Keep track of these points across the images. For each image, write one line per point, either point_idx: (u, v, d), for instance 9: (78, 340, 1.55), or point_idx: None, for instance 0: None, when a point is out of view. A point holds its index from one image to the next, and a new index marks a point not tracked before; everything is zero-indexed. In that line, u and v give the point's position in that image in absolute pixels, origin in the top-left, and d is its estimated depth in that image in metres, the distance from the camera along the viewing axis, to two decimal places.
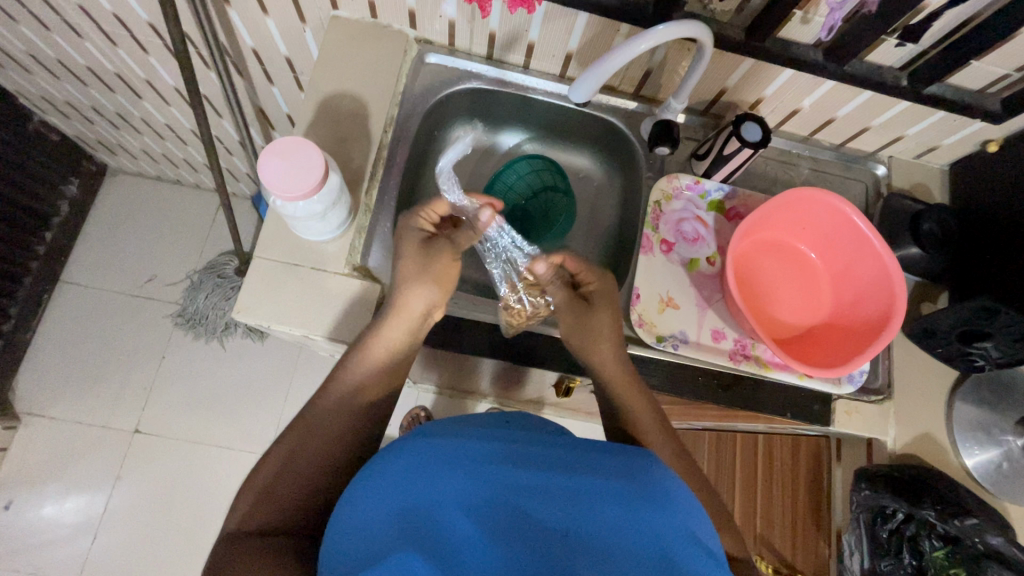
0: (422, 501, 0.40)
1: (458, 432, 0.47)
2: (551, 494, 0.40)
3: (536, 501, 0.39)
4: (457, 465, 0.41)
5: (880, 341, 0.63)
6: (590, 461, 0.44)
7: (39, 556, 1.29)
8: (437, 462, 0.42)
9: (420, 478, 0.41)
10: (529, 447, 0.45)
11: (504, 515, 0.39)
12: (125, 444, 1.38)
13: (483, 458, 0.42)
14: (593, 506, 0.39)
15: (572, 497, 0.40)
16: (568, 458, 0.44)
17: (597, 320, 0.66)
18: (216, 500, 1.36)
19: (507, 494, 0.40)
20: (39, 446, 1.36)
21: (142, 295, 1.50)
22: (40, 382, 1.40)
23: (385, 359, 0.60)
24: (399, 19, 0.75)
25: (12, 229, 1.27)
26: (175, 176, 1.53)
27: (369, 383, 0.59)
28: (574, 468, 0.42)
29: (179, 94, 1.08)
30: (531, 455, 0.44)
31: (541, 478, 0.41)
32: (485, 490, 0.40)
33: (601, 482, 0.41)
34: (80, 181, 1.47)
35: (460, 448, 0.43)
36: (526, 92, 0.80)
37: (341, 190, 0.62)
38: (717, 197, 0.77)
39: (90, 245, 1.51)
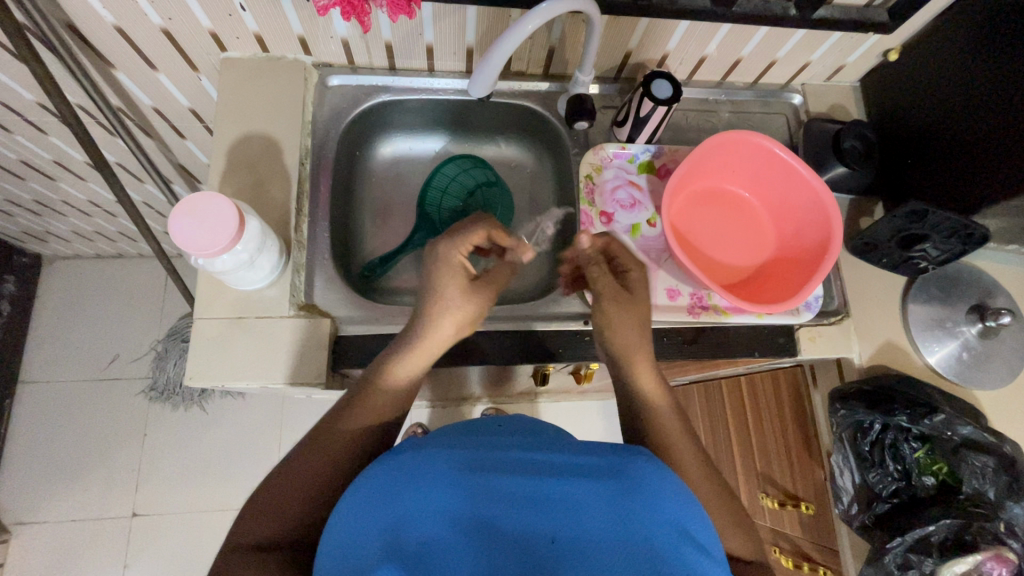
0: (402, 519, 0.38)
1: (447, 444, 0.46)
2: (541, 504, 0.39)
3: (519, 510, 0.38)
4: (439, 477, 0.40)
5: (825, 266, 0.64)
6: (581, 462, 0.42)
7: None
8: (423, 475, 0.40)
9: (401, 493, 0.39)
10: (517, 452, 0.44)
11: (489, 527, 0.37)
12: (126, 530, 1.34)
13: (469, 465, 0.41)
14: (580, 514, 0.38)
15: (558, 504, 0.39)
16: (559, 460, 0.42)
17: (635, 310, 0.64)
18: None
19: (491, 505, 0.38)
20: (36, 554, 1.31)
21: (110, 376, 1.45)
22: (21, 490, 1.35)
23: (391, 387, 0.57)
24: (291, 48, 0.73)
25: None
26: (114, 250, 1.49)
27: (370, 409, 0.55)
28: (562, 471, 0.41)
29: (92, 167, 1.04)
30: (519, 460, 0.42)
31: (528, 485, 0.40)
32: (470, 499, 0.38)
33: (587, 487, 0.39)
34: (16, 277, 1.41)
35: (445, 456, 0.42)
36: (436, 94, 0.80)
37: (256, 250, 0.60)
38: (645, 158, 0.78)
39: (44, 339, 1.46)
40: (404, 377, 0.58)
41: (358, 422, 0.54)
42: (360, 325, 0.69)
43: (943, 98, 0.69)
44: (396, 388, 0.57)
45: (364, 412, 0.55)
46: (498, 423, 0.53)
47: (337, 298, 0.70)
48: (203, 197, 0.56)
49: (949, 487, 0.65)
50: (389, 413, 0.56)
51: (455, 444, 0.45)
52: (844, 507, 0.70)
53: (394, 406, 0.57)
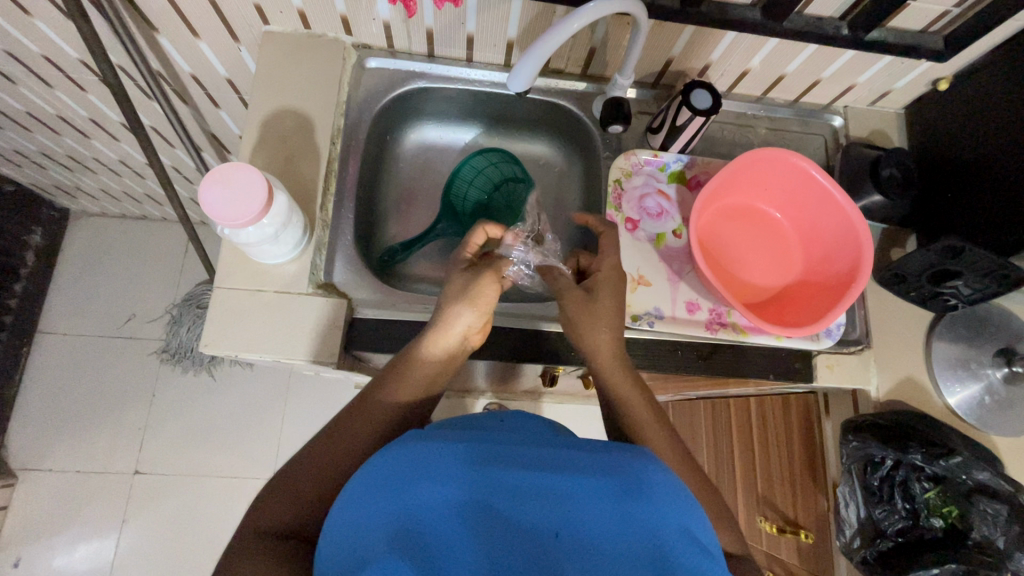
0: (404, 505, 0.38)
1: (452, 434, 0.45)
2: (542, 497, 0.38)
3: (526, 503, 0.38)
4: (442, 465, 0.39)
5: (851, 293, 0.63)
6: (585, 458, 0.42)
7: None
8: (431, 465, 0.39)
9: (408, 478, 0.39)
10: (521, 446, 0.43)
11: (489, 516, 0.37)
12: (127, 486, 1.37)
13: (473, 457, 0.40)
14: (587, 512, 0.38)
15: (563, 500, 0.38)
16: (563, 455, 0.42)
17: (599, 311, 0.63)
18: (226, 529, 1.36)
19: (497, 497, 0.38)
20: (40, 500, 1.35)
21: (124, 335, 1.48)
22: (30, 438, 1.38)
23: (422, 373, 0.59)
24: (333, 27, 0.74)
25: None
26: (140, 211, 1.51)
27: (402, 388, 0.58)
28: (568, 467, 0.40)
29: (126, 128, 1.05)
30: (525, 454, 0.42)
31: (532, 477, 0.39)
32: (472, 488, 0.38)
33: (594, 483, 0.39)
34: (43, 229, 1.44)
35: (451, 446, 0.41)
36: (472, 85, 0.79)
37: (270, 238, 0.60)
38: (677, 167, 0.77)
39: (64, 292, 1.49)
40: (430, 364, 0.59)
41: (396, 398, 0.57)
42: (376, 309, 0.69)
43: (991, 132, 0.66)
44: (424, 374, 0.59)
45: (404, 385, 0.58)
46: (504, 416, 0.53)
47: (357, 280, 0.70)
48: (236, 166, 0.57)
49: (958, 532, 0.63)
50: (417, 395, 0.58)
51: (461, 435, 0.45)
52: (846, 540, 0.69)
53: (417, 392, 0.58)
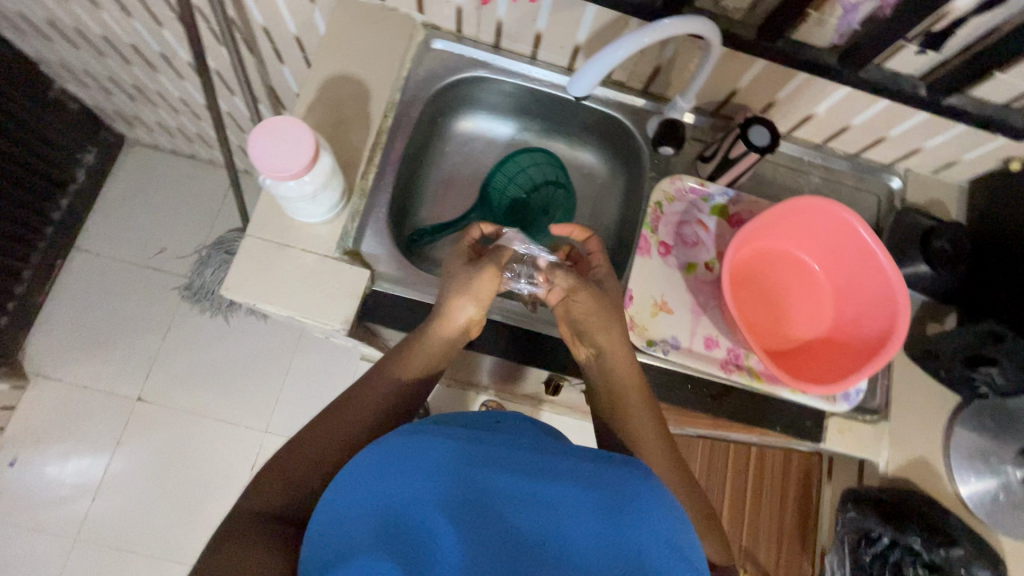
0: (394, 501, 0.37)
1: (447, 429, 0.45)
2: (534, 503, 0.37)
3: (514, 507, 0.37)
4: (434, 463, 0.38)
5: (879, 360, 0.61)
6: (579, 466, 0.41)
7: (39, 513, 1.33)
8: (424, 457, 0.39)
9: (401, 468, 0.39)
10: (515, 449, 0.42)
11: (479, 516, 0.36)
12: (127, 411, 1.41)
13: (466, 457, 0.39)
14: (577, 520, 0.37)
15: (554, 508, 0.37)
16: (553, 464, 0.41)
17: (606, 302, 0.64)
18: (212, 471, 1.39)
19: (487, 499, 0.37)
20: (45, 407, 1.39)
21: (152, 266, 1.52)
22: (47, 346, 1.43)
23: (425, 355, 0.63)
24: (406, 3, 0.74)
25: (26, 194, 1.30)
26: (190, 150, 1.55)
27: (410, 364, 0.63)
28: (561, 473, 0.40)
29: (192, 67, 1.08)
30: (519, 459, 0.41)
31: (524, 483, 0.38)
32: (463, 490, 0.37)
33: (586, 491, 0.38)
34: (97, 151, 1.49)
35: (446, 442, 0.41)
36: (532, 83, 0.79)
37: (306, 193, 0.60)
38: (721, 201, 0.75)
39: (104, 215, 1.54)
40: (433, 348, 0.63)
41: (401, 377, 0.62)
42: (396, 285, 0.69)
43: None
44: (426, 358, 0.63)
45: (411, 363, 0.62)
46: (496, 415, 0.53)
47: (382, 253, 0.70)
48: (287, 119, 0.58)
49: None
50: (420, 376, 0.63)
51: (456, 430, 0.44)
52: None
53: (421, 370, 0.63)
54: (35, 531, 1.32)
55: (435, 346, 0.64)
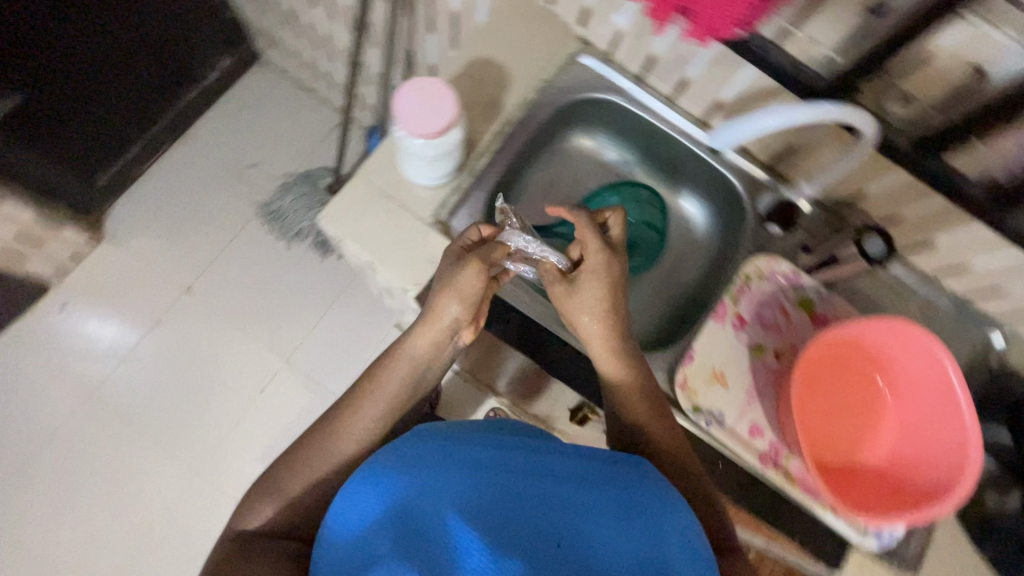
0: (417, 507, 0.42)
1: (463, 434, 0.51)
2: (547, 505, 0.43)
3: (528, 510, 0.42)
4: (452, 475, 0.44)
5: (930, 511, 0.57)
6: (586, 472, 0.47)
7: (68, 358, 1.47)
8: (438, 465, 0.45)
9: (418, 473, 0.45)
10: (523, 456, 0.48)
11: (497, 521, 0.41)
12: (173, 297, 1.52)
13: (480, 466, 0.45)
14: (586, 519, 0.43)
15: (564, 510, 0.43)
16: (558, 468, 0.47)
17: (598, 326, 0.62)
18: (223, 378, 1.48)
19: (503, 504, 0.42)
20: (109, 267, 1.52)
21: (241, 176, 1.61)
22: (129, 215, 1.56)
23: (420, 349, 0.64)
24: (569, 13, 0.77)
25: (149, 70, 1.42)
26: (312, 85, 1.65)
27: (406, 355, 0.64)
28: (568, 480, 0.46)
29: (347, 12, 1.16)
30: (527, 465, 0.47)
31: (535, 489, 0.44)
32: (481, 496, 0.43)
33: (593, 494, 0.45)
34: (234, 59, 1.61)
35: (462, 448, 0.48)
36: (660, 122, 0.79)
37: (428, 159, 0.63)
38: (810, 295, 0.72)
39: (217, 116, 1.64)
40: (427, 346, 0.64)
41: (400, 369, 0.64)
42: None
43: None
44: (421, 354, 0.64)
45: (401, 360, 0.64)
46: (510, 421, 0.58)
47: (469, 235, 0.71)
48: (435, 82, 0.61)
49: None
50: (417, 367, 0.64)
51: (468, 436, 0.50)
52: None
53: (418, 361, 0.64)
54: (60, 372, 1.46)
55: (428, 341, 0.64)
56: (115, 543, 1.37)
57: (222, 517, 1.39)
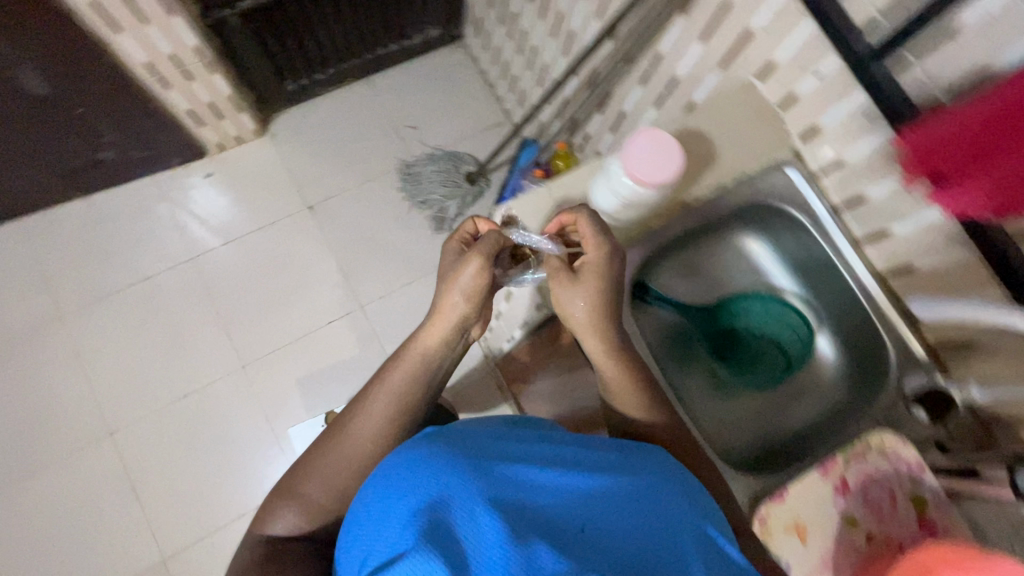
0: (438, 500, 0.46)
1: (480, 430, 0.56)
2: (561, 491, 0.48)
3: (545, 498, 0.48)
4: (465, 470, 0.48)
5: None
6: (591, 460, 0.53)
7: (190, 219, 1.60)
8: (459, 464, 0.49)
9: (436, 471, 0.48)
10: (528, 450, 0.53)
11: (517, 513, 0.45)
12: (297, 208, 1.65)
13: (491, 461, 0.50)
14: (598, 501, 0.48)
15: (577, 494, 0.48)
16: (573, 459, 0.53)
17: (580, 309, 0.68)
18: (305, 296, 1.58)
19: (518, 497, 0.47)
20: (258, 159, 1.66)
21: (400, 133, 1.74)
22: (294, 124, 1.70)
23: (427, 344, 0.74)
24: (796, 124, 0.79)
25: (376, 20, 1.55)
26: (495, 82, 1.77)
27: (413, 353, 0.74)
28: (576, 467, 0.51)
29: (569, 37, 1.24)
30: (535, 459, 0.52)
31: (548, 477, 0.49)
32: (495, 490, 0.47)
33: (600, 478, 0.50)
34: (440, 33, 1.75)
35: (477, 443, 0.52)
36: (837, 257, 0.78)
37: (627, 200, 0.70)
38: (926, 493, 0.67)
39: (404, 74, 1.79)
40: (434, 338, 0.75)
41: (401, 362, 0.74)
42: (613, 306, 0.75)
43: None
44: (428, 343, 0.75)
45: (406, 356, 0.74)
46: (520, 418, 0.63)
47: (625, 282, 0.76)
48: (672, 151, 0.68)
49: None
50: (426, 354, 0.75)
51: (477, 432, 0.55)
52: None
53: (427, 350, 0.75)
54: (178, 228, 1.59)
55: (434, 334, 0.75)
56: (152, 396, 1.47)
57: (248, 431, 1.47)
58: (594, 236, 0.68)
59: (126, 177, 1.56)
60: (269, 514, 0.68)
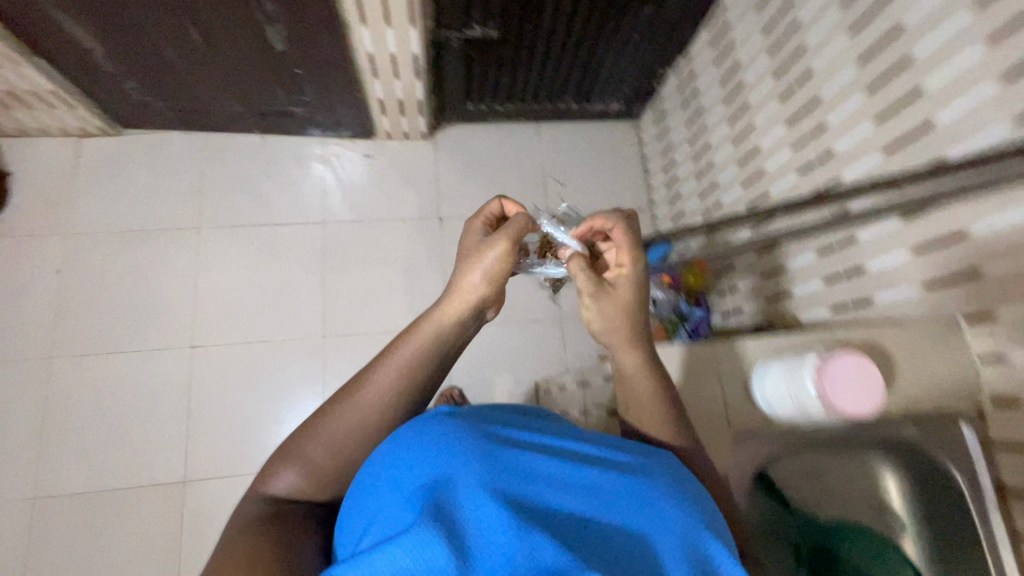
0: (435, 482, 0.45)
1: (485, 416, 0.56)
2: (557, 486, 0.48)
3: (540, 491, 0.46)
4: (462, 452, 0.47)
5: None
6: (586, 458, 0.52)
7: (335, 187, 1.71)
8: (465, 445, 0.48)
9: (433, 452, 0.47)
10: (522, 440, 0.52)
11: (514, 501, 0.44)
12: (428, 214, 1.72)
13: (488, 446, 0.49)
14: (595, 499, 0.48)
15: (572, 490, 0.48)
16: (575, 456, 0.53)
17: (604, 308, 0.73)
18: (403, 296, 1.65)
19: (514, 485, 0.46)
20: (414, 157, 1.77)
21: (546, 183, 1.80)
22: (457, 139, 1.79)
23: (448, 323, 0.72)
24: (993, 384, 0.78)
25: (575, 82, 1.63)
26: (651, 172, 1.81)
27: (429, 334, 0.72)
28: (570, 461, 0.50)
29: (754, 175, 1.24)
30: (528, 450, 0.51)
31: (542, 469, 0.49)
32: (494, 476, 0.46)
33: (594, 474, 0.50)
34: (620, 110, 1.81)
35: (473, 426, 0.51)
36: (986, 537, 0.74)
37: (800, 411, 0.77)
38: None
39: (570, 132, 1.86)
40: (456, 315, 0.73)
41: (414, 338, 0.72)
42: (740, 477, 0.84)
43: None
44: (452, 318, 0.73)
45: (421, 332, 0.72)
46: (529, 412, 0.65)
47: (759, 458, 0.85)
48: (867, 396, 0.71)
49: None
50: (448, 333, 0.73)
51: (471, 417, 0.55)
52: None
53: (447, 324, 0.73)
54: (322, 191, 1.71)
55: (453, 313, 0.72)
56: (236, 326, 1.56)
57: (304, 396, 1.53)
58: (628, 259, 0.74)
59: (300, 132, 1.69)
60: (272, 473, 0.67)
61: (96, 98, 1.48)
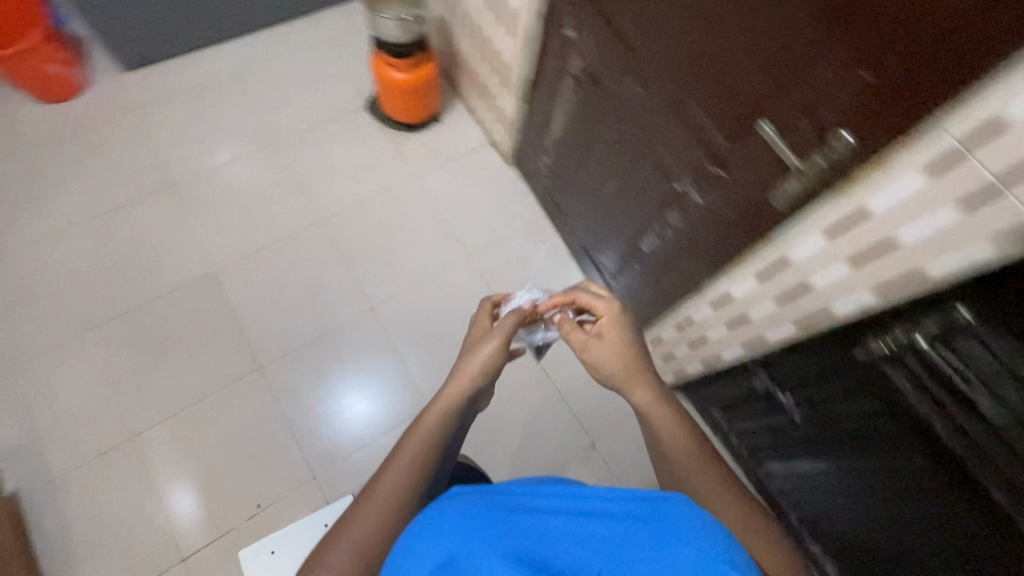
0: (456, 557, 0.47)
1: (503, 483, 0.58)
2: (573, 550, 0.50)
3: (556, 555, 0.49)
4: (480, 522, 0.50)
5: None
6: (599, 519, 0.53)
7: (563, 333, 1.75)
8: (464, 519, 0.50)
9: (454, 526, 0.49)
10: (537, 505, 0.54)
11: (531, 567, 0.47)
12: (590, 431, 1.63)
13: (506, 515, 0.52)
14: (612, 558, 0.49)
15: (587, 553, 0.50)
16: (563, 505, 0.55)
17: (605, 347, 0.91)
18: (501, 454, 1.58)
19: (529, 550, 0.48)
20: None
21: None
22: None
23: (453, 402, 0.82)
24: None
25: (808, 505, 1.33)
26: None
27: (434, 414, 0.80)
28: (582, 530, 0.52)
29: None
30: (542, 518, 0.53)
31: (557, 535, 0.51)
32: (510, 539, 0.49)
33: (604, 535, 0.52)
34: None
35: (492, 498, 0.54)
36: None
37: None
38: None
39: None
40: (461, 389, 0.83)
41: (430, 409, 0.80)
42: None
43: None
44: (460, 393, 0.83)
45: (439, 404, 0.81)
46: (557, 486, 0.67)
47: None
48: None
49: None
50: (458, 409, 0.82)
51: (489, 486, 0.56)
52: None
53: (457, 397, 0.83)
54: None
55: (460, 390, 0.83)
56: (404, 329, 1.72)
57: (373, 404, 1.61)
58: (600, 300, 0.96)
59: (592, 279, 1.79)
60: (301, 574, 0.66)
61: (524, 141, 1.80)
